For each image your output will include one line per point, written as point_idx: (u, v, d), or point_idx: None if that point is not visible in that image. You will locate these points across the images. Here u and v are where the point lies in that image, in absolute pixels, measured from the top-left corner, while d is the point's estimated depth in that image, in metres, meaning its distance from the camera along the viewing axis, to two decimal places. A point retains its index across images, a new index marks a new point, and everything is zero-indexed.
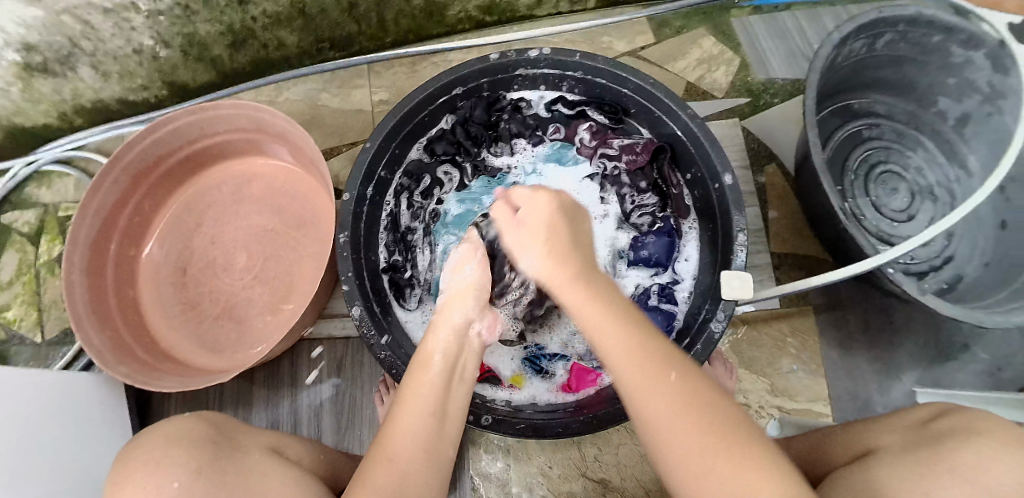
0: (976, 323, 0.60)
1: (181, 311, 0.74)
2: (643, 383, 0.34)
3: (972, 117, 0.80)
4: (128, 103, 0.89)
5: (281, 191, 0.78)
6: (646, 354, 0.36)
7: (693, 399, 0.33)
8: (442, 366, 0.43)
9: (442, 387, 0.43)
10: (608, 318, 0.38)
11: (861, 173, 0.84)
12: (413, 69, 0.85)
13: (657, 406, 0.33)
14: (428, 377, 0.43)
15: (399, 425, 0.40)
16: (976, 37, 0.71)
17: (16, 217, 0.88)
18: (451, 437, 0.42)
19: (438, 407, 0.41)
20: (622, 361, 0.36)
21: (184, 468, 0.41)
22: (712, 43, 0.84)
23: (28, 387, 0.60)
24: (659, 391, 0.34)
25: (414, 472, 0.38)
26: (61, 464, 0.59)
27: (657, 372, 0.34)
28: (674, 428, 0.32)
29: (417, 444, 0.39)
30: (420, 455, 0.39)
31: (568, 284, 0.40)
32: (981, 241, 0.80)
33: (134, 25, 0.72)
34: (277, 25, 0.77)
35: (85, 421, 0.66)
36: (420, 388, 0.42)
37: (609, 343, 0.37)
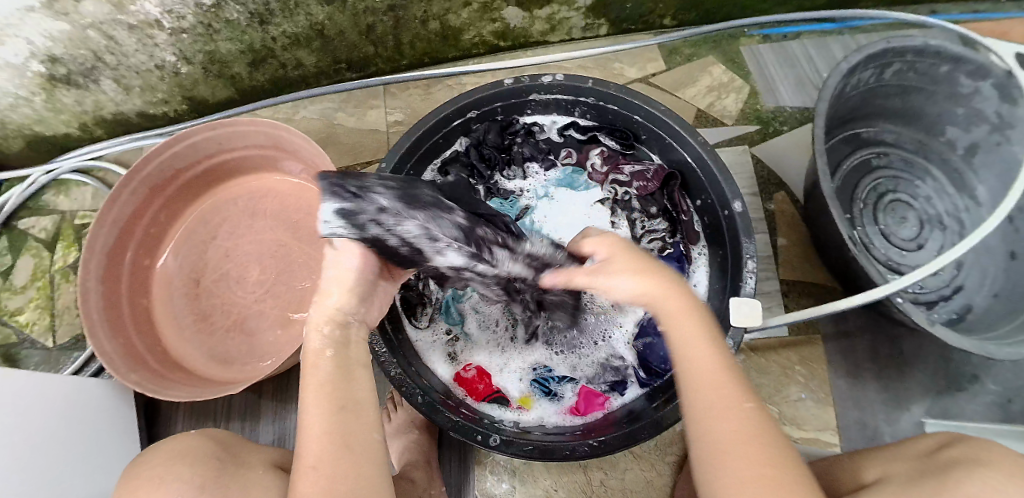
0: (985, 354, 0.60)
1: (193, 322, 0.75)
2: (717, 398, 0.36)
3: (980, 147, 0.81)
4: (148, 116, 0.91)
5: (295, 206, 0.80)
6: (725, 376, 0.37)
7: (757, 422, 0.35)
8: (329, 348, 0.40)
9: (340, 376, 0.39)
10: (701, 336, 0.39)
11: (870, 200, 0.85)
12: (428, 91, 0.87)
13: (723, 419, 0.35)
14: (320, 374, 0.39)
15: (307, 427, 0.37)
16: (983, 67, 0.72)
17: (33, 223, 0.90)
18: (368, 420, 0.38)
19: (341, 397, 0.38)
20: (703, 376, 0.38)
21: (187, 484, 0.42)
22: (722, 71, 0.85)
23: (45, 393, 0.61)
24: (729, 409, 0.35)
25: (342, 470, 0.35)
26: (74, 472, 0.60)
27: (732, 393, 0.36)
28: (732, 437, 0.34)
29: (331, 439, 0.36)
30: (335, 450, 0.36)
31: (666, 297, 0.41)
32: (991, 271, 0.80)
33: (157, 41, 0.74)
34: (296, 45, 0.79)
35: (99, 429, 0.67)
36: (312, 385, 0.38)
37: (695, 361, 0.39)
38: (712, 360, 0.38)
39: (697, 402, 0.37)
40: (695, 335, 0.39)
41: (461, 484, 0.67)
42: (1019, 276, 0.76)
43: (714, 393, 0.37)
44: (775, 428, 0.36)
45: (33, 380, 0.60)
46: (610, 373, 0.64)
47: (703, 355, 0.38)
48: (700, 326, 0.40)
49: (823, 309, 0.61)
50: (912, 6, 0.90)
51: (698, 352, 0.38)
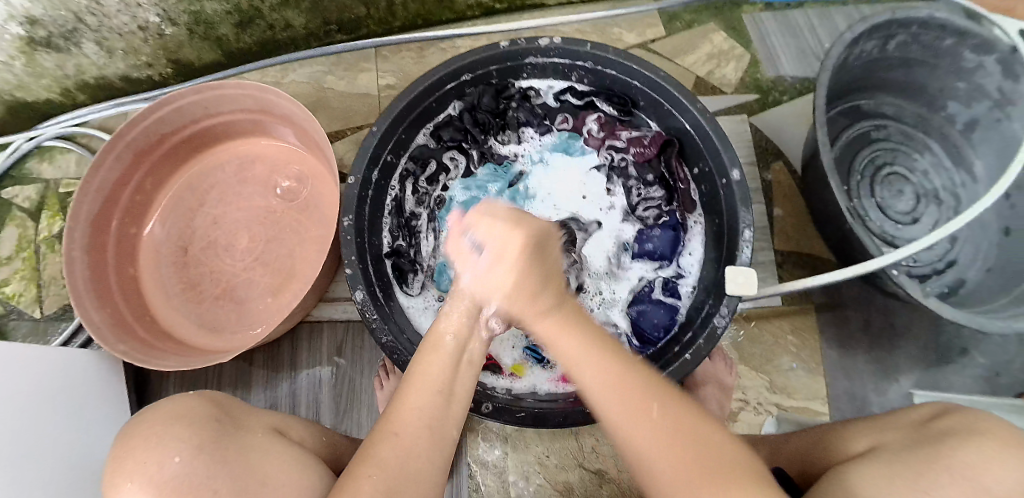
0: (978, 327, 0.60)
1: (181, 291, 0.74)
2: (618, 413, 0.35)
3: (981, 122, 0.80)
4: (131, 81, 0.88)
5: (284, 172, 0.78)
6: (626, 388, 0.36)
7: (676, 421, 0.35)
8: (457, 331, 0.42)
9: (451, 368, 0.41)
10: (587, 354, 0.37)
11: (867, 173, 0.84)
12: (421, 55, 0.85)
13: (641, 437, 0.34)
14: (440, 360, 0.41)
15: (408, 399, 0.39)
16: (988, 42, 0.71)
17: (17, 192, 0.88)
18: (455, 417, 0.40)
19: (447, 387, 0.40)
20: (602, 393, 0.36)
21: (185, 442, 0.41)
22: (722, 38, 0.83)
23: (29, 365, 0.60)
24: (639, 423, 0.34)
25: (420, 452, 0.37)
26: (57, 449, 0.58)
27: (638, 401, 0.35)
28: (661, 454, 0.33)
29: (423, 420, 0.38)
30: (426, 432, 0.38)
31: (537, 318, 0.39)
32: (985, 247, 0.80)
33: (140, 1, 0.72)
34: (284, 5, 0.76)
35: (88, 403, 0.66)
36: (432, 365, 0.41)
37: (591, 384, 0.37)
38: (610, 366, 0.37)
39: (613, 428, 0.35)
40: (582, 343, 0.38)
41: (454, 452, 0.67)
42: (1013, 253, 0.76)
43: (627, 407, 0.35)
44: (695, 417, 0.36)
45: (18, 349, 0.59)
46: None
47: (601, 371, 0.37)
48: (581, 336, 0.39)
49: (839, 274, 0.60)
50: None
51: (592, 376, 0.36)
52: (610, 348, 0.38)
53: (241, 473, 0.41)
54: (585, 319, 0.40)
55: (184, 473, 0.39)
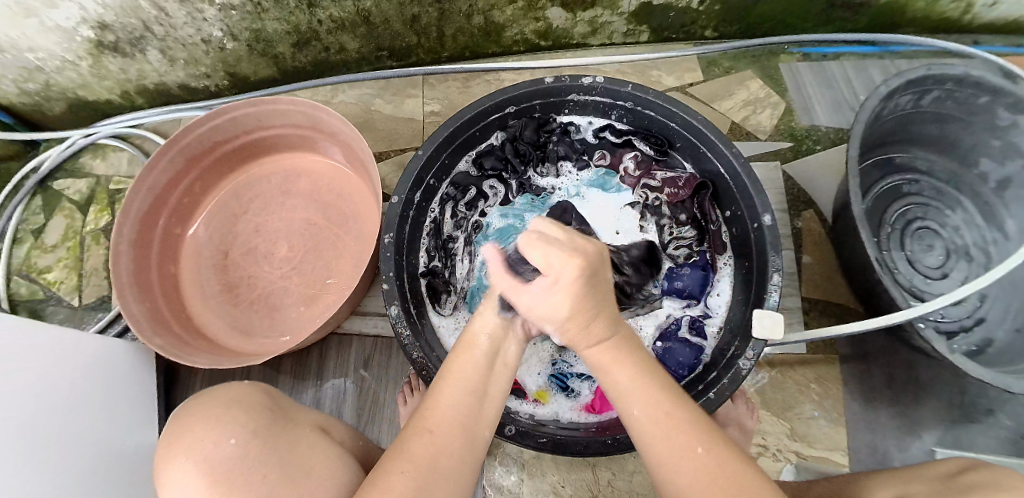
0: (1006, 387, 0.60)
1: (218, 293, 0.77)
2: (663, 447, 0.34)
3: (1013, 181, 0.81)
4: (188, 89, 0.94)
5: (327, 188, 0.81)
6: (673, 424, 0.35)
7: (724, 470, 0.32)
8: (489, 327, 0.43)
9: (487, 368, 0.41)
10: (646, 387, 0.37)
11: (897, 226, 0.85)
12: (466, 85, 0.88)
13: (678, 464, 0.33)
14: (473, 359, 0.41)
15: (443, 391, 0.39)
16: (1023, 101, 0.72)
17: (68, 185, 0.93)
18: (487, 419, 0.40)
19: (481, 387, 0.40)
20: (645, 418, 0.36)
21: (242, 426, 0.43)
22: (759, 86, 0.85)
23: (80, 356, 0.63)
24: (687, 461, 0.33)
25: (455, 446, 0.36)
26: (94, 437, 0.61)
27: (677, 433, 0.34)
28: (702, 493, 0.32)
29: (458, 414, 0.38)
30: (459, 428, 0.37)
31: (593, 346, 0.39)
32: (1015, 305, 0.79)
33: (206, 16, 0.76)
34: (341, 29, 0.81)
35: (123, 397, 0.69)
36: (466, 359, 0.41)
37: (639, 413, 0.36)
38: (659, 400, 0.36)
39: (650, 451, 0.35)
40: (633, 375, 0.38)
41: None
42: None
43: (662, 438, 0.35)
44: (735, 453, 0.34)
45: (70, 341, 0.63)
46: None
47: (649, 402, 0.36)
48: (628, 358, 0.39)
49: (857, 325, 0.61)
50: (957, 34, 0.89)
51: (639, 405, 0.36)
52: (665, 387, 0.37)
53: (289, 461, 0.43)
54: (640, 348, 0.40)
55: (237, 456, 0.41)
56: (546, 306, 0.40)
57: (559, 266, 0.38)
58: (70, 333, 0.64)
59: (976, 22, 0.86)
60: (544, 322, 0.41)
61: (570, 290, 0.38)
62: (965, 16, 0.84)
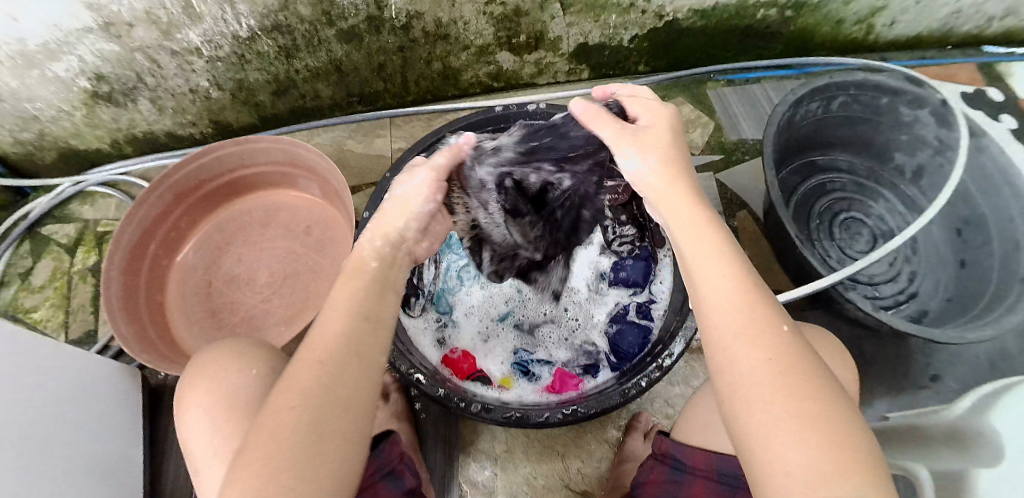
0: (931, 338, 0.66)
1: (203, 319, 0.80)
2: (749, 319, 0.36)
3: (925, 169, 0.92)
4: (175, 137, 1.01)
5: (304, 218, 0.88)
6: (757, 306, 0.37)
7: (792, 346, 0.35)
8: (370, 254, 0.44)
9: (374, 292, 0.42)
10: (729, 261, 0.39)
11: (825, 219, 0.95)
12: (430, 124, 0.98)
13: (749, 347, 0.35)
14: (358, 283, 0.42)
15: (328, 321, 0.39)
16: (920, 98, 0.84)
17: (57, 229, 0.98)
18: (383, 343, 0.40)
19: (367, 311, 0.40)
20: (729, 302, 0.37)
21: (261, 363, 0.52)
22: (690, 110, 0.97)
23: (93, 379, 0.67)
24: (766, 338, 0.35)
25: (342, 372, 0.36)
26: (87, 460, 0.62)
27: (764, 319, 0.36)
28: (758, 369, 0.34)
29: (343, 340, 0.38)
30: (344, 353, 0.37)
31: (680, 197, 0.43)
32: (943, 280, 0.87)
33: (195, 67, 0.85)
34: (316, 78, 0.90)
35: (124, 424, 0.71)
36: (348, 291, 0.41)
37: (725, 286, 0.37)
38: (748, 288, 0.38)
39: (719, 321, 0.37)
40: (723, 253, 0.39)
41: (445, 474, 0.70)
42: (967, 284, 0.84)
43: (743, 322, 0.36)
44: (808, 348, 0.36)
45: (88, 363, 0.67)
46: (584, 358, 0.69)
47: (738, 286, 0.37)
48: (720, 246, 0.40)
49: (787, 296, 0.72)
50: (866, 52, 1.03)
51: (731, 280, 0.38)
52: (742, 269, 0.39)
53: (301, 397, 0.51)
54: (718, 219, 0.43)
55: (254, 385, 0.50)
56: (640, 137, 0.46)
57: (654, 112, 0.50)
58: (90, 356, 0.68)
59: (881, 40, 1.00)
60: (630, 159, 0.46)
61: (667, 126, 0.48)
62: (869, 36, 0.98)
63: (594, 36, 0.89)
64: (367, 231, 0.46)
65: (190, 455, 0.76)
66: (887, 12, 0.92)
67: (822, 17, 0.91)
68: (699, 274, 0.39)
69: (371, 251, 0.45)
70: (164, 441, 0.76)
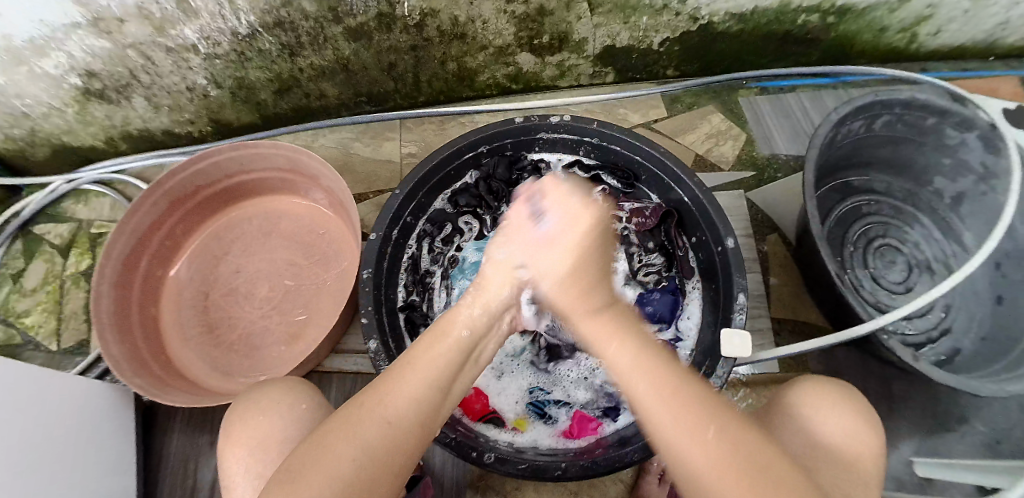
0: (975, 392, 0.61)
1: (198, 334, 0.76)
2: (674, 407, 0.33)
3: (966, 196, 0.86)
4: (173, 135, 0.96)
5: (309, 229, 0.83)
6: (682, 400, 0.33)
7: (724, 446, 0.31)
8: (462, 323, 0.42)
9: (456, 365, 0.39)
10: (644, 361, 0.36)
11: (860, 245, 0.89)
12: (441, 128, 0.92)
13: (691, 450, 0.31)
14: (440, 349, 0.39)
15: (403, 382, 0.36)
16: (967, 120, 0.77)
17: (50, 229, 0.93)
18: (444, 414, 0.39)
19: (443, 382, 0.38)
20: (661, 400, 0.33)
21: (311, 395, 0.51)
22: (720, 120, 0.91)
23: (69, 401, 0.62)
24: (687, 434, 0.31)
25: (398, 442, 0.34)
26: (86, 488, 0.61)
27: (695, 406, 0.33)
28: (716, 475, 0.30)
29: (414, 411, 0.35)
30: (412, 425, 0.35)
31: (586, 317, 0.40)
32: (978, 314, 0.82)
33: (192, 65, 0.79)
34: (321, 76, 0.85)
35: (103, 447, 0.67)
36: (427, 356, 0.38)
37: (644, 389, 0.34)
38: (668, 376, 0.35)
39: (659, 425, 0.33)
40: (636, 352, 0.36)
41: None
42: (1005, 319, 0.79)
43: (676, 419, 0.32)
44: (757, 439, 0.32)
45: (63, 384, 0.62)
46: (605, 399, 0.64)
47: (654, 376, 0.35)
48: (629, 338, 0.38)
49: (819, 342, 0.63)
50: (906, 63, 0.96)
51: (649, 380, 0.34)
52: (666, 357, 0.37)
53: None
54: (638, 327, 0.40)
55: (308, 418, 0.49)
56: (543, 249, 0.44)
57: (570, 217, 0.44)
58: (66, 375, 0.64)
59: (922, 50, 0.93)
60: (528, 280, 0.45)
61: (579, 229, 0.43)
62: (911, 45, 0.91)
63: (622, 38, 0.83)
64: (468, 298, 0.45)
65: (189, 480, 0.73)
66: (933, 21, 0.85)
67: (865, 24, 0.85)
68: (626, 387, 0.35)
69: (469, 319, 0.43)
70: (158, 461, 0.74)
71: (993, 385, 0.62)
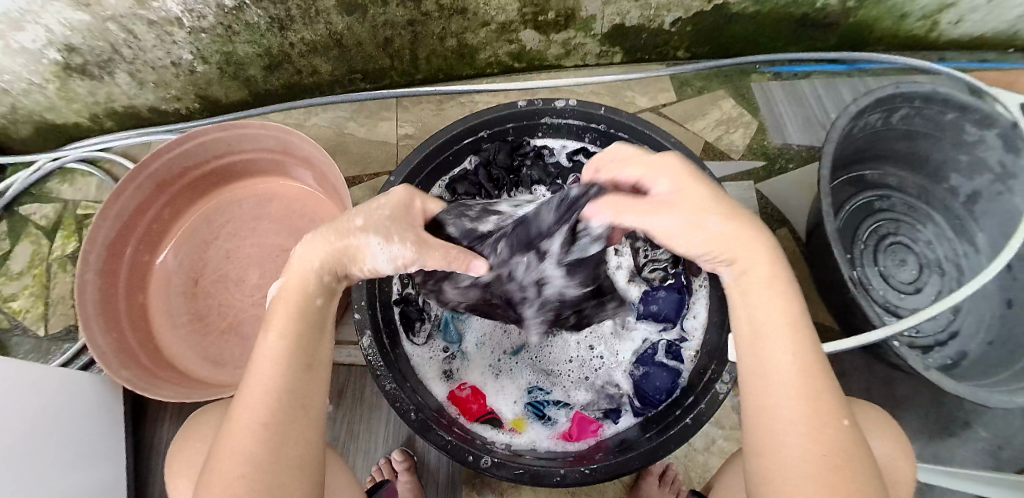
0: (981, 401, 0.60)
1: (189, 322, 0.74)
2: (810, 390, 0.32)
3: (982, 195, 0.81)
4: (159, 112, 0.92)
5: (299, 213, 0.80)
6: (817, 387, 0.33)
7: (848, 441, 0.31)
8: (314, 287, 0.40)
9: (311, 332, 0.38)
10: (798, 334, 0.35)
11: (870, 242, 0.86)
12: (440, 107, 0.88)
13: (798, 426, 0.31)
14: (281, 321, 0.38)
15: (257, 378, 0.35)
16: (989, 117, 0.72)
17: (35, 209, 0.90)
18: (322, 382, 0.38)
19: (303, 355, 0.37)
20: (789, 378, 0.33)
21: None
22: (731, 105, 0.87)
23: (56, 396, 0.61)
24: (814, 415, 0.32)
25: (284, 434, 0.34)
26: (79, 483, 0.61)
27: (826, 395, 0.32)
28: (807, 462, 0.30)
29: (281, 398, 0.35)
30: (285, 407, 0.34)
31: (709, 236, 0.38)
32: (988, 317, 0.80)
33: (175, 39, 0.74)
34: (313, 52, 0.80)
35: (93, 443, 0.65)
36: (274, 336, 0.37)
37: (787, 361, 0.33)
38: (807, 356, 0.34)
39: (771, 401, 0.33)
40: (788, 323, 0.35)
41: None
42: (1014, 325, 0.76)
43: (804, 400, 0.32)
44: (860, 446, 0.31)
45: (49, 379, 0.61)
46: (605, 401, 0.64)
47: (801, 356, 0.34)
48: (793, 304, 0.36)
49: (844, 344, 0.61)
50: (922, 51, 0.91)
51: (797, 355, 0.33)
52: (813, 333, 0.35)
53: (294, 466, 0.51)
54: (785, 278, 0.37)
55: None
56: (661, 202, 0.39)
57: (659, 164, 0.40)
58: (52, 368, 0.62)
59: (941, 39, 0.87)
60: (648, 220, 0.39)
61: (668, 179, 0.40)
62: (931, 33, 0.86)
63: (632, 17, 0.78)
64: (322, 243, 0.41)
65: None
66: (956, 9, 0.80)
67: (885, 10, 0.80)
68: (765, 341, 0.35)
69: (315, 282, 0.40)
70: (149, 451, 0.75)
71: (1000, 395, 0.61)
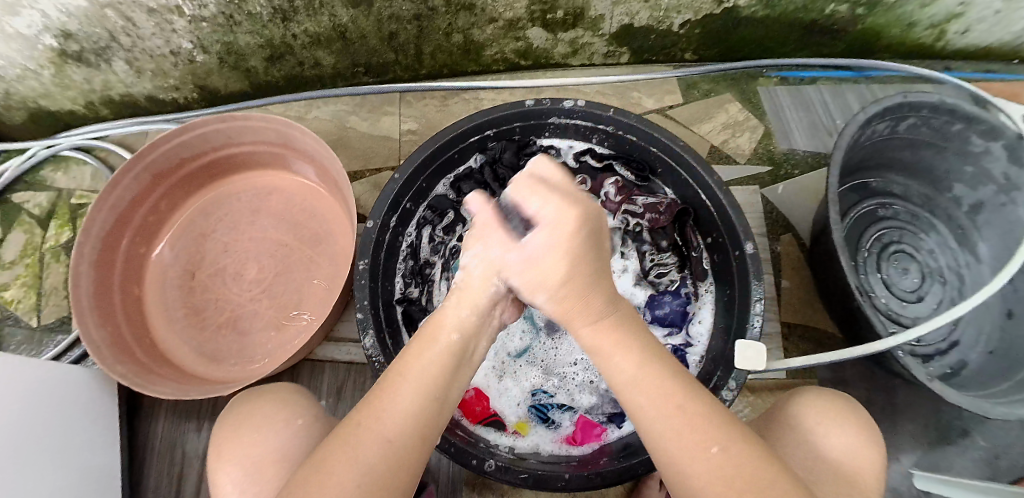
0: (980, 411, 0.60)
1: (184, 316, 0.73)
2: (671, 422, 0.34)
3: (985, 205, 0.81)
4: (157, 101, 0.90)
5: (300, 207, 0.79)
6: (689, 411, 0.34)
7: (725, 462, 0.32)
8: (456, 326, 0.40)
9: (450, 367, 0.39)
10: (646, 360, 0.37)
11: (874, 250, 0.85)
12: (444, 104, 0.87)
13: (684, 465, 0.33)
14: (430, 352, 0.38)
15: (397, 396, 0.36)
16: (995, 128, 0.72)
17: (28, 198, 0.88)
18: (442, 424, 0.38)
19: (440, 390, 0.38)
20: (661, 421, 0.34)
21: (305, 410, 0.53)
22: (738, 109, 0.86)
23: (44, 390, 0.59)
24: (692, 450, 0.33)
25: (401, 455, 0.34)
26: (69, 479, 0.59)
27: (695, 420, 0.34)
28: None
29: (410, 423, 0.35)
30: (412, 435, 0.35)
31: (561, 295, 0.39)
32: (987, 328, 0.80)
33: (175, 27, 0.73)
34: (316, 45, 0.79)
35: (85, 439, 0.64)
36: (422, 364, 0.38)
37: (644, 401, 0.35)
38: (661, 382, 0.35)
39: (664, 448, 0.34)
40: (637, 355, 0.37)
41: None
42: (1014, 336, 0.76)
43: (672, 436, 0.33)
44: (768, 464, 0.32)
45: (36, 373, 0.59)
46: (609, 404, 0.63)
47: (652, 380, 0.36)
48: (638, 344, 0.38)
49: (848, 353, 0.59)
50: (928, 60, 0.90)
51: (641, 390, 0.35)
52: (657, 360, 0.37)
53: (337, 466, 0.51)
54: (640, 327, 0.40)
55: (303, 432, 0.50)
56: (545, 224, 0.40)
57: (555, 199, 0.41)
58: (38, 361, 0.60)
59: (948, 48, 0.87)
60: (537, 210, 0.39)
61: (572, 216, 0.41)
62: (938, 42, 0.86)
63: (641, 18, 0.77)
64: (453, 298, 0.43)
65: (176, 467, 0.73)
66: (963, 19, 0.80)
67: (895, 18, 0.80)
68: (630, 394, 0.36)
69: (460, 320, 0.41)
70: (143, 445, 0.74)
71: (1000, 407, 0.61)
